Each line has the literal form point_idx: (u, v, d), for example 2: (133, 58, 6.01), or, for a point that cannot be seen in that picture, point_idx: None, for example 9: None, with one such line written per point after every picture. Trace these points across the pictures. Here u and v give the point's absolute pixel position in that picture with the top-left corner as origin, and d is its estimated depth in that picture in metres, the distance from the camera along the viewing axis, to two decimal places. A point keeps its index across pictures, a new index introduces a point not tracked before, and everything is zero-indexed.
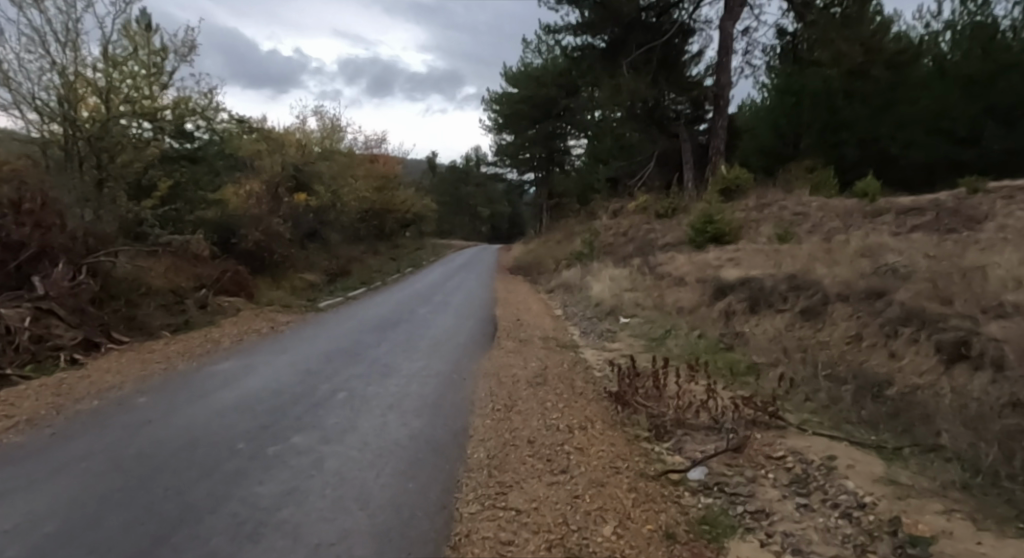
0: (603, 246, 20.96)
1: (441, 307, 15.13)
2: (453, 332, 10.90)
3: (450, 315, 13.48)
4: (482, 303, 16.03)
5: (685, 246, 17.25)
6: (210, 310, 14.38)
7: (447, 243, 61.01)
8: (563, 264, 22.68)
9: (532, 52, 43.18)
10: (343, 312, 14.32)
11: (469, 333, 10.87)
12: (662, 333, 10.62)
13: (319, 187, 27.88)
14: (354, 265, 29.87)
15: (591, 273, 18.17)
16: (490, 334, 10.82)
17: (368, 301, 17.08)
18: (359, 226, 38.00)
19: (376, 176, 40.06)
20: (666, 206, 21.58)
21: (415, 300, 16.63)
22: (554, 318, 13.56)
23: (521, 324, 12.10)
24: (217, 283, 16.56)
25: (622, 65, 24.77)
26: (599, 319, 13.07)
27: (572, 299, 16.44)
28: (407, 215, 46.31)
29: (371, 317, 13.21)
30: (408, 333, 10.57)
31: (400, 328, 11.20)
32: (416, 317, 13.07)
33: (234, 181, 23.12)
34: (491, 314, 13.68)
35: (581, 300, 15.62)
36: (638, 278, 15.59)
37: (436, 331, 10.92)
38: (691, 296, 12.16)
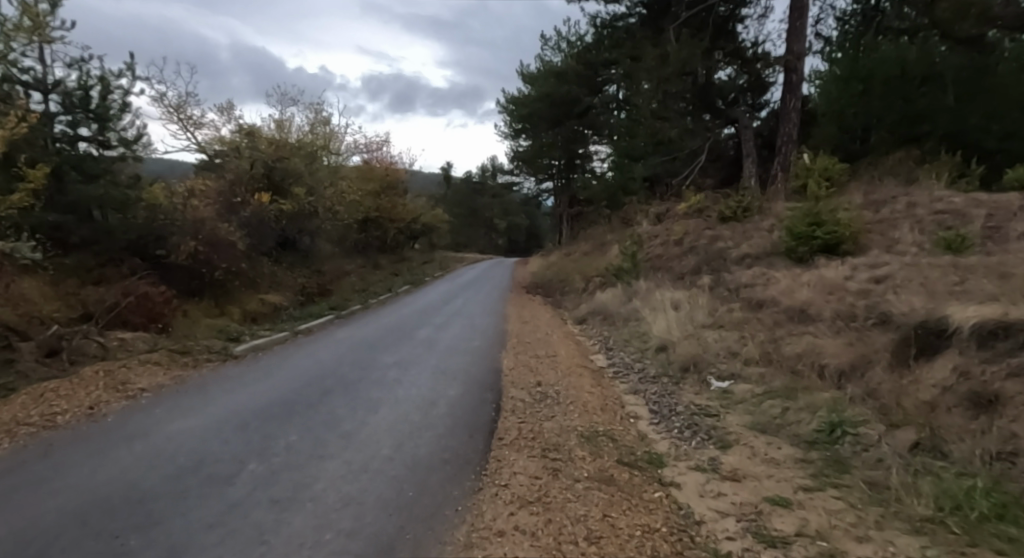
0: (651, 260, 15.70)
1: (421, 351, 10.05)
2: (418, 423, 5.73)
3: (431, 369, 8.44)
4: (484, 342, 10.96)
5: (776, 261, 11.96)
6: (69, 357, 9.60)
7: (460, 257, 56.18)
8: (596, 282, 17.53)
9: (551, 46, 38.64)
10: (271, 362, 9.32)
11: (446, 425, 5.72)
12: (824, 431, 5.33)
13: (297, 189, 23.03)
14: (339, 282, 24.97)
15: (641, 299, 12.98)
16: (481, 428, 5.64)
17: (326, 338, 12.10)
18: (353, 237, 33.22)
19: (375, 179, 35.39)
20: (731, 206, 16.28)
21: (388, 338, 11.65)
22: (592, 376, 8.29)
23: (546, 396, 6.94)
24: (113, 313, 12.22)
25: (668, 31, 19.61)
26: (673, 383, 7.81)
27: (616, 338, 11.24)
28: (412, 226, 41.50)
29: (305, 375, 8.20)
30: (330, 431, 5.44)
31: (321, 412, 6.09)
32: (372, 375, 8.00)
33: (177, 181, 18.43)
34: (497, 367, 8.54)
35: (632, 343, 10.40)
36: (718, 307, 10.35)
37: (387, 421, 5.78)
38: (843, 347, 6.88)
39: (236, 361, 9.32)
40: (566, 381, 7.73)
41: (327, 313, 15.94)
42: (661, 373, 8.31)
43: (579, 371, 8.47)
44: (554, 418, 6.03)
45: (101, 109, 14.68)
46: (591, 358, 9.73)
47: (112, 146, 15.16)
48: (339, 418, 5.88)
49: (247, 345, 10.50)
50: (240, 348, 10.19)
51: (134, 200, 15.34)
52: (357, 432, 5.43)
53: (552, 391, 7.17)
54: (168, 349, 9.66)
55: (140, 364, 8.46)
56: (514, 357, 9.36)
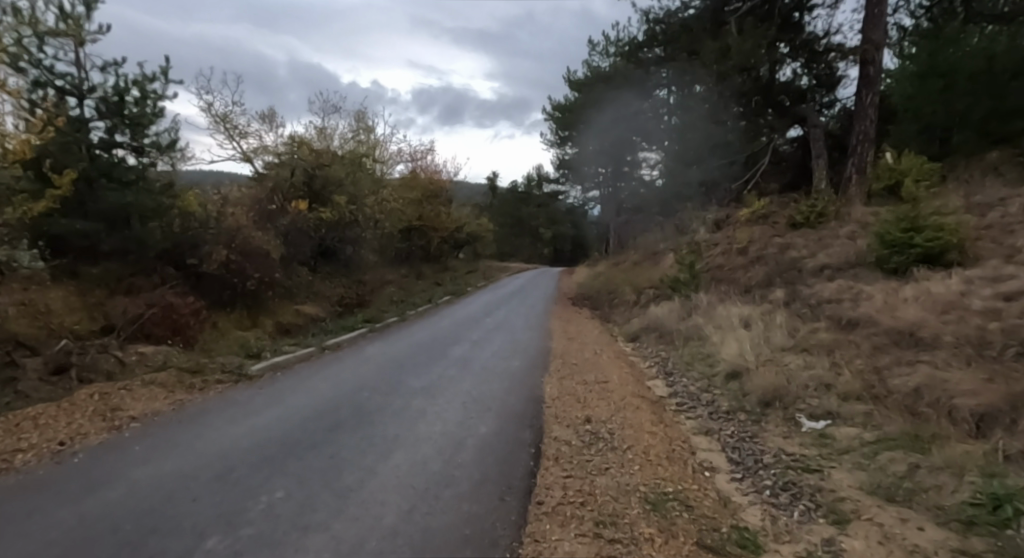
0: (711, 271, 14.25)
1: (454, 373, 8.94)
2: (436, 477, 4.55)
3: (462, 397, 7.30)
4: (525, 363, 9.76)
5: (864, 272, 10.36)
6: (79, 373, 8.93)
7: (505, 267, 55.35)
8: (649, 294, 16.16)
9: (600, 52, 37.56)
10: (288, 384, 8.37)
11: (472, 480, 4.52)
12: (984, 507, 3.89)
13: (337, 197, 22.46)
14: (380, 293, 24.33)
15: (703, 316, 11.57)
16: (516, 488, 4.42)
17: (355, 354, 11.15)
18: (396, 247, 32.73)
19: (420, 187, 34.86)
20: (802, 211, 14.65)
21: (420, 356, 10.60)
22: (652, 410, 6.96)
23: (597, 439, 5.68)
24: (135, 323, 11.69)
25: (727, 24, 18.10)
26: (752, 423, 6.41)
27: (676, 361, 9.87)
28: (457, 235, 40.87)
29: (320, 402, 7.17)
30: (325, 487, 4.31)
31: (322, 457, 4.99)
32: (394, 404, 6.91)
33: (216, 190, 18.09)
34: (538, 396, 7.32)
35: (696, 369, 9.02)
36: (798, 327, 8.88)
37: (399, 474, 4.62)
38: (982, 384, 5.38)
39: (250, 382, 8.39)
40: (621, 418, 6.43)
41: (361, 326, 15.09)
42: (736, 409, 6.91)
43: (636, 403, 7.16)
44: (609, 473, 4.77)
45: (134, 115, 14.22)
46: (649, 386, 8.38)
47: (146, 152, 14.65)
48: (342, 466, 4.76)
49: (267, 363, 9.63)
50: (258, 367, 9.31)
51: (168, 207, 14.90)
52: (359, 490, 4.27)
53: (605, 432, 5.90)
54: (179, 367, 8.84)
55: (142, 386, 7.62)
56: (558, 383, 8.12)
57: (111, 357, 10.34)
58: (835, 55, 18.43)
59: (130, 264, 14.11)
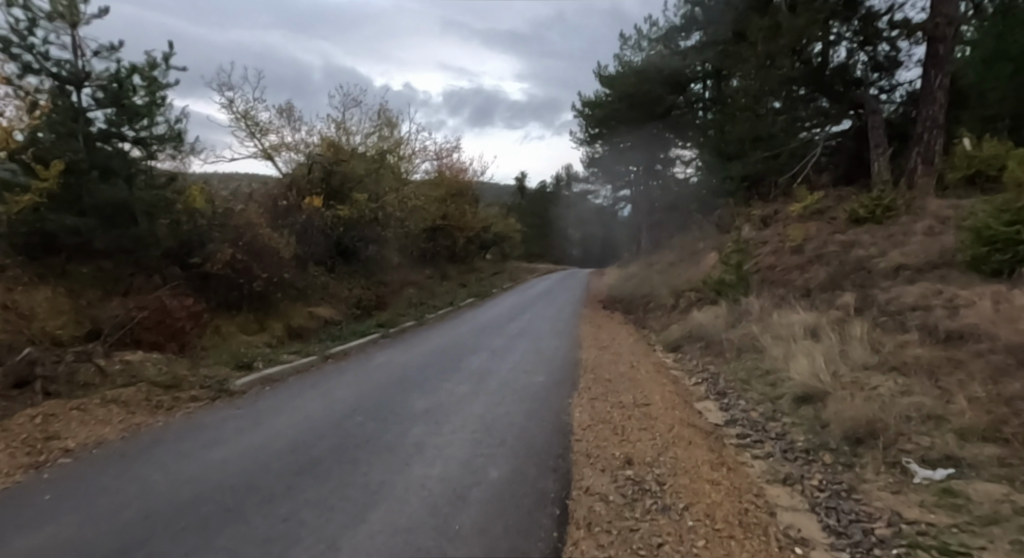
0: (762, 272, 12.70)
1: (466, 392, 7.65)
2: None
3: (471, 425, 5.99)
4: (550, 379, 8.41)
5: (953, 275, 8.77)
6: (43, 386, 7.88)
7: (532, 269, 53.99)
8: (689, 298, 14.65)
9: (632, 47, 36.16)
10: (273, 404, 7.17)
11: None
12: None
13: (356, 194, 21.42)
14: (400, 295, 23.24)
15: (757, 325, 10.05)
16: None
17: (360, 366, 9.93)
18: (419, 247, 31.69)
19: (445, 185, 33.76)
20: (866, 204, 12.97)
21: (431, 369, 9.33)
22: (707, 446, 5.52)
23: (642, 496, 4.27)
24: (124, 328, 10.71)
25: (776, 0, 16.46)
26: (842, 468, 4.91)
27: (727, 378, 8.39)
28: (483, 235, 39.71)
29: (301, 429, 5.95)
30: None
31: (270, 523, 3.71)
32: (388, 435, 5.65)
33: (227, 186, 17.20)
34: (564, 427, 5.95)
35: (753, 390, 7.54)
36: (881, 340, 7.35)
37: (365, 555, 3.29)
38: None
39: (230, 401, 7.22)
40: (670, 460, 5.00)
41: (373, 332, 13.93)
42: (817, 447, 5.41)
43: (686, 436, 5.73)
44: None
45: (134, 104, 13.15)
46: (699, 411, 6.92)
47: (148, 144, 13.64)
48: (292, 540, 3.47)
49: (256, 376, 8.47)
50: (245, 382, 8.14)
51: (172, 203, 13.97)
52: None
53: (655, 485, 4.48)
54: (153, 382, 7.73)
55: (99, 406, 6.51)
56: (589, 407, 6.74)
57: (90, 368, 9.33)
58: (898, 33, 16.59)
59: (128, 264, 13.21)
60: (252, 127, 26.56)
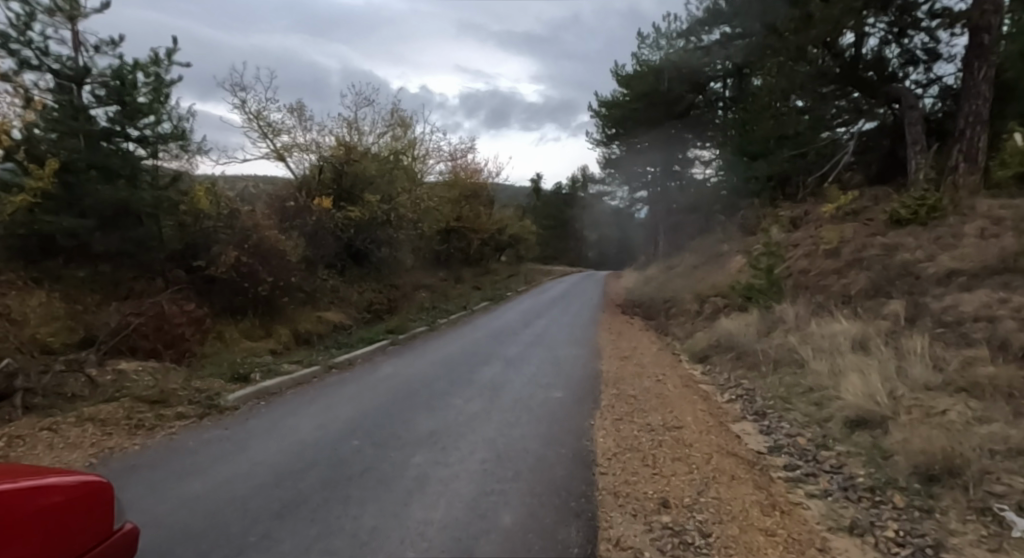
0: (795, 278, 11.88)
1: (477, 409, 6.99)
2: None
3: (482, 452, 5.32)
4: (568, 394, 7.70)
5: (1017, 282, 7.92)
6: (22, 401, 7.34)
7: (549, 271, 53.26)
8: (715, 303, 13.86)
9: (651, 46, 35.35)
10: (265, 422, 6.55)
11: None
12: None
13: (368, 195, 20.88)
14: (413, 298, 22.67)
15: (794, 336, 9.27)
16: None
17: (364, 377, 9.29)
18: (433, 250, 31.15)
19: (460, 187, 33.20)
20: (908, 204, 12.10)
21: (439, 381, 8.67)
22: (754, 481, 4.76)
23: (684, 553, 3.56)
24: (119, 335, 10.25)
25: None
26: (920, 515, 4.14)
27: (765, 395, 7.62)
28: (498, 237, 39.10)
29: (291, 456, 5.31)
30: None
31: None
32: (387, 464, 5.01)
33: (234, 188, 16.74)
34: (586, 456, 5.25)
35: (797, 410, 6.77)
36: (943, 355, 6.54)
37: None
38: None
39: (220, 419, 6.62)
40: (713, 502, 4.26)
41: (382, 338, 13.32)
42: (884, 484, 4.63)
43: (728, 468, 4.98)
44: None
45: (137, 102, 12.58)
46: (738, 436, 6.16)
47: (150, 143, 13.07)
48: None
49: (252, 389, 7.87)
50: (239, 396, 7.54)
51: (176, 204, 13.47)
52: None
53: (699, 537, 3.75)
54: (138, 397, 7.16)
55: (74, 428, 5.96)
56: (614, 430, 6.03)
57: (81, 378, 8.82)
58: (938, 23, 15.63)
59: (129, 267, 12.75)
60: (264, 129, 26.15)
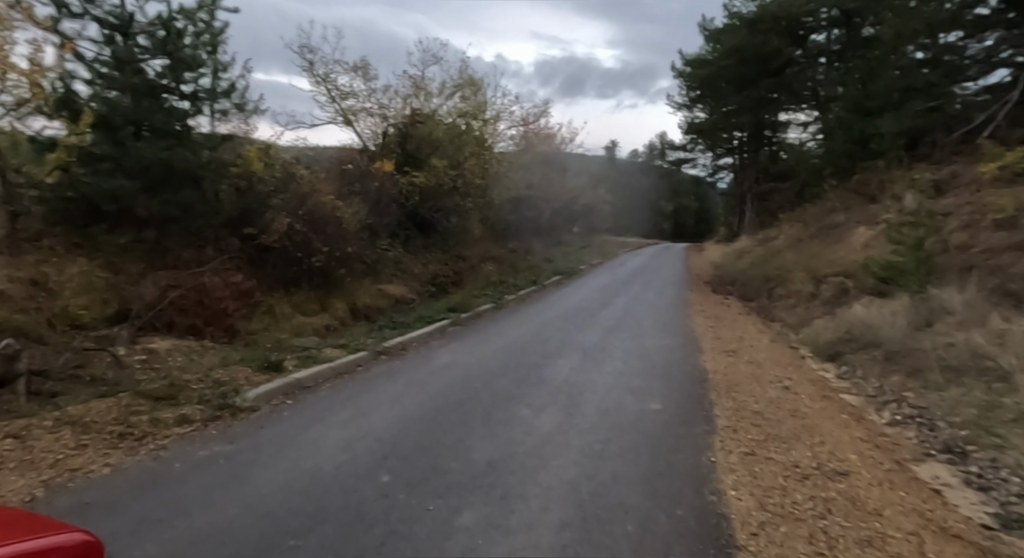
0: (954, 257, 9.49)
1: (550, 426, 5.31)
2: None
3: (557, 513, 3.64)
4: (668, 407, 5.90)
5: None
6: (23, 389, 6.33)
7: (624, 243, 50.76)
8: (836, 285, 11.56)
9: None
10: (280, 434, 5.13)
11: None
12: None
13: (435, 160, 19.41)
14: (482, 271, 21.26)
15: (974, 334, 6.98)
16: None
17: (416, 368, 7.80)
18: (503, 220, 29.63)
19: (533, 152, 31.22)
20: None
21: (504, 379, 7.05)
22: None
23: None
24: (155, 310, 9.36)
25: None
26: None
27: (949, 418, 5.52)
28: (571, 208, 37.05)
29: (297, 498, 3.83)
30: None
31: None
32: (422, 526, 3.45)
33: (293, 152, 15.66)
34: (715, 526, 3.48)
35: (1014, 452, 4.68)
36: None
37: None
38: None
39: (229, 427, 5.25)
40: None
41: (442, 317, 11.88)
42: None
43: None
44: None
45: (187, 51, 11.39)
46: (937, 492, 4.18)
47: (202, 99, 11.95)
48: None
49: (279, 383, 6.53)
50: (261, 392, 6.21)
51: (227, 167, 12.43)
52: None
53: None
54: (143, 391, 5.95)
55: (46, 435, 4.78)
56: (748, 476, 4.19)
57: (105, 358, 7.82)
58: None
59: (178, 236, 11.91)
60: (330, 91, 25.00)
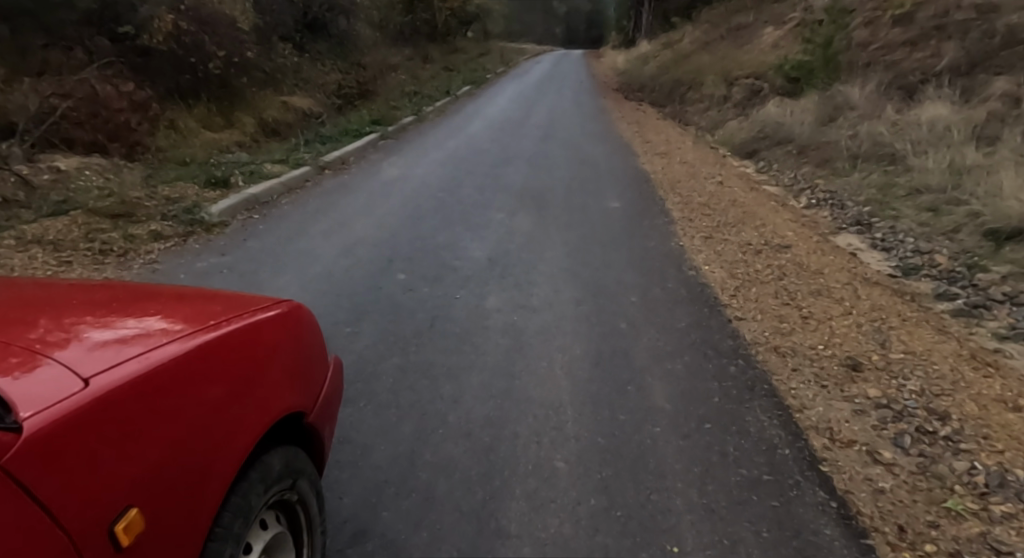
0: (856, 55, 10.26)
1: (529, 226, 5.73)
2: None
3: (568, 293, 4.20)
4: (628, 205, 6.45)
5: None
6: None
7: (520, 49, 48.55)
8: (748, 85, 12.20)
9: None
10: (269, 246, 5.16)
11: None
12: None
13: None
14: (386, 80, 19.98)
15: (874, 125, 7.90)
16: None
17: (368, 181, 7.74)
18: (396, 23, 27.16)
19: None
20: None
21: (464, 188, 7.22)
22: (931, 323, 3.74)
23: (931, 446, 2.54)
24: (46, 125, 8.27)
25: None
26: None
27: (856, 198, 6.49)
28: (468, 9, 34.36)
29: (328, 296, 4.10)
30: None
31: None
32: (457, 311, 3.89)
33: None
34: (700, 292, 4.17)
35: (907, 218, 5.69)
36: None
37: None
38: None
39: (211, 242, 5.21)
40: (908, 360, 3.22)
41: (368, 131, 11.38)
42: None
43: (886, 304, 3.98)
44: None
45: None
46: (853, 255, 5.11)
47: None
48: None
49: (237, 199, 6.33)
50: (224, 207, 6.05)
51: None
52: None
53: (931, 421, 2.70)
54: (95, 209, 5.62)
55: (16, 255, 4.54)
56: (714, 255, 4.89)
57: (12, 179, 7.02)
58: None
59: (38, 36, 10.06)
60: None
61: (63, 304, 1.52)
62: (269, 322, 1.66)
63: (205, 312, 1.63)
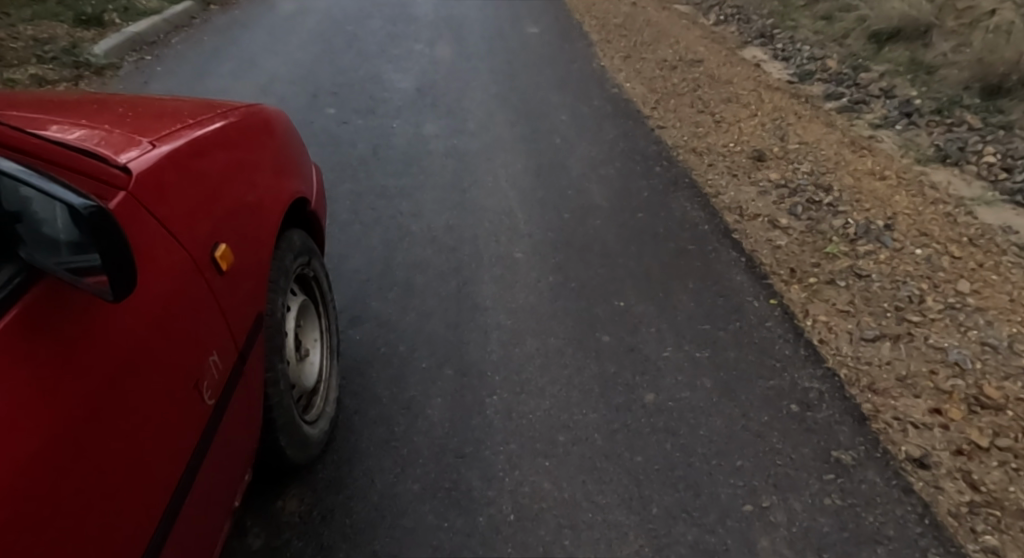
0: None
1: (450, 55, 5.65)
2: (635, 410, 1.99)
3: (502, 116, 4.35)
4: (546, 29, 6.40)
5: None
6: None
7: None
8: None
9: None
10: (176, 88, 4.86)
11: (729, 407, 1.98)
12: None
13: None
14: None
15: None
16: (804, 410, 1.95)
17: (265, 17, 7.14)
18: None
19: None
20: None
21: (373, 19, 6.85)
22: (820, 118, 4.23)
23: (817, 211, 3.09)
24: None
25: None
26: (1004, 134, 3.81)
27: (759, 12, 6.75)
28: None
29: None
30: (419, 485, 1.75)
31: (347, 337, 2.32)
32: (395, 139, 3.98)
33: None
34: (623, 107, 4.45)
35: (804, 29, 6.05)
36: None
37: (552, 397, 2.06)
38: None
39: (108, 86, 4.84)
40: (802, 149, 3.72)
41: None
42: (949, 105, 4.22)
43: (784, 106, 4.42)
44: (950, 321, 2.33)
45: None
46: (757, 65, 5.47)
47: None
48: (418, 378, 2.13)
49: (119, 39, 5.72)
50: (109, 49, 5.50)
51: None
52: (506, 483, 1.76)
53: (818, 193, 3.24)
54: None
55: None
56: (634, 73, 5.10)
57: None
58: None
59: None
60: None
61: (62, 97, 1.58)
62: (260, 117, 1.76)
63: (199, 107, 1.71)
